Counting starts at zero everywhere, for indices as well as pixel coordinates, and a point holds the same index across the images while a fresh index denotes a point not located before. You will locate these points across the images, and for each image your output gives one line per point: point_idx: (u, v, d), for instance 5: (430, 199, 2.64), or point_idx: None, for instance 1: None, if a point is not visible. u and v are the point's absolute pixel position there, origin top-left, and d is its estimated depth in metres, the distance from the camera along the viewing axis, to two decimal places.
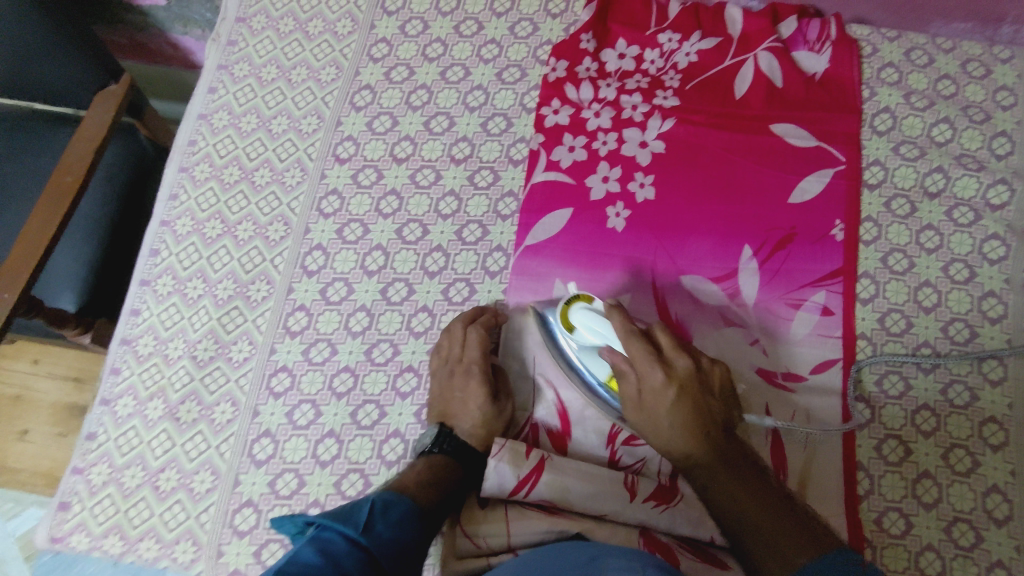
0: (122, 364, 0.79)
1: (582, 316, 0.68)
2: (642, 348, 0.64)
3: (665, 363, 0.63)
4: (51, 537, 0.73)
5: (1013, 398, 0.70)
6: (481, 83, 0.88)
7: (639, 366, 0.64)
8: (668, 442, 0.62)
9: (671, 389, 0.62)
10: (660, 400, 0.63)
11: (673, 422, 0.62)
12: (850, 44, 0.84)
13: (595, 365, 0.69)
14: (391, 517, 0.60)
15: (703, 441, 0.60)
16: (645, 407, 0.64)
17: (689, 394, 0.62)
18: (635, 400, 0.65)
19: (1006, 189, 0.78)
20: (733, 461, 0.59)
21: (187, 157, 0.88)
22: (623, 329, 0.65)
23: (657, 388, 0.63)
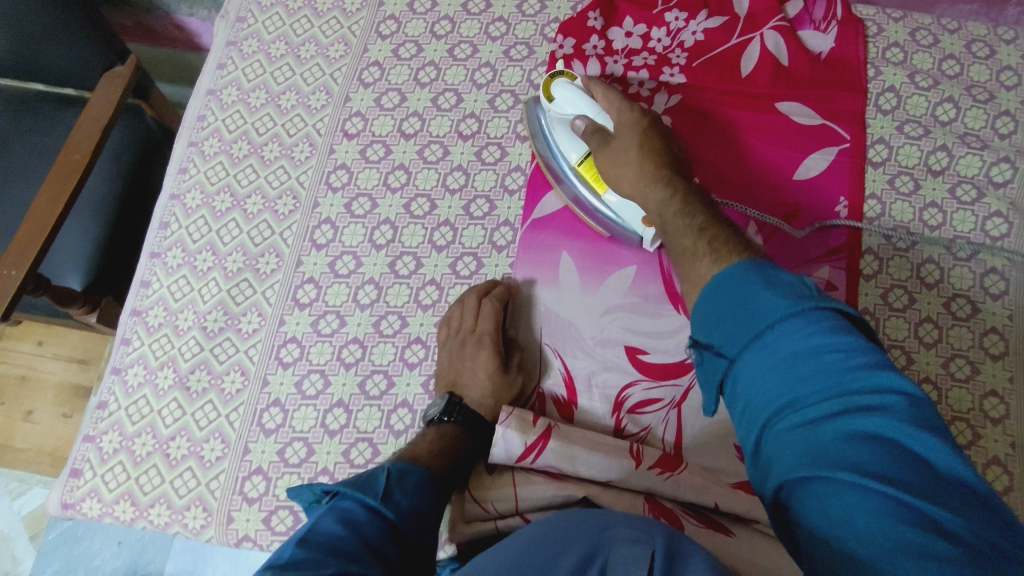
0: (132, 335, 0.80)
1: (563, 86, 0.74)
2: (619, 99, 0.73)
3: (637, 108, 0.72)
4: (63, 503, 0.75)
5: (1013, 372, 0.72)
6: (489, 60, 0.89)
7: (616, 114, 0.72)
8: (630, 168, 0.68)
9: (639, 128, 0.70)
10: (629, 137, 0.70)
11: (638, 147, 0.68)
12: (856, 24, 0.85)
13: (568, 145, 0.76)
14: (407, 486, 0.61)
15: (665, 164, 0.67)
16: (611, 148, 0.70)
17: (654, 131, 0.70)
18: (603, 146, 0.71)
19: (1009, 167, 0.79)
20: (685, 177, 0.67)
21: (197, 132, 0.89)
22: (603, 89, 0.73)
23: (627, 131, 0.70)
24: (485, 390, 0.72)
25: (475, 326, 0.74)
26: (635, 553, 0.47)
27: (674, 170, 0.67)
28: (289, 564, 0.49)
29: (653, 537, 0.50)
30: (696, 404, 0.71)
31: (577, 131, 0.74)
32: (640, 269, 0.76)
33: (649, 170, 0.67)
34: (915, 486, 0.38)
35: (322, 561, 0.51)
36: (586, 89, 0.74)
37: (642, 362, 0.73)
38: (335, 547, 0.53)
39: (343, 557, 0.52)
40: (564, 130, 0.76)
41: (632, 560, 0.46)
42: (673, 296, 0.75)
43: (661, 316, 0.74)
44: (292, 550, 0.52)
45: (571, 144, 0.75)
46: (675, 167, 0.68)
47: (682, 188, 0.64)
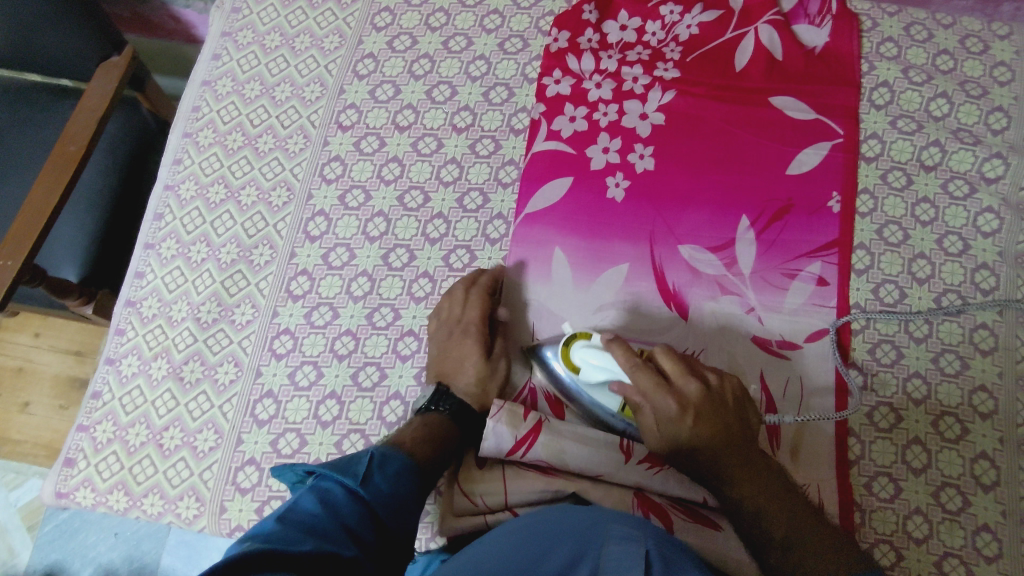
0: (126, 325, 0.81)
1: (587, 348, 0.65)
2: (651, 377, 0.61)
3: (678, 385, 0.61)
4: (56, 492, 0.75)
5: (1002, 367, 0.72)
6: (483, 53, 0.89)
7: (651, 397, 0.60)
8: (687, 460, 0.61)
9: (689, 417, 0.59)
10: (676, 425, 0.60)
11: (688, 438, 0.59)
12: (851, 18, 0.85)
13: (602, 397, 0.67)
14: (388, 471, 0.61)
15: (724, 447, 0.59)
16: (663, 429, 0.60)
17: (706, 419, 0.59)
18: (653, 430, 0.62)
19: (1001, 163, 0.79)
20: (757, 466, 0.59)
21: (191, 123, 0.89)
22: (630, 358, 0.62)
23: (675, 413, 0.59)
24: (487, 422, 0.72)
25: (465, 318, 0.73)
26: (630, 552, 0.46)
27: (738, 453, 0.59)
28: (265, 536, 0.49)
29: (645, 533, 0.50)
30: None
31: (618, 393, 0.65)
32: (632, 266, 0.77)
33: (717, 471, 0.59)
34: None
35: (296, 537, 0.51)
36: (605, 347, 0.64)
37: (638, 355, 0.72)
38: (311, 526, 0.53)
39: (318, 535, 0.52)
40: (596, 386, 0.66)
41: (626, 559, 0.46)
42: (666, 293, 0.76)
43: (653, 312, 0.75)
44: (270, 525, 0.52)
45: (607, 394, 0.66)
46: (743, 458, 0.59)
47: (764, 482, 0.58)
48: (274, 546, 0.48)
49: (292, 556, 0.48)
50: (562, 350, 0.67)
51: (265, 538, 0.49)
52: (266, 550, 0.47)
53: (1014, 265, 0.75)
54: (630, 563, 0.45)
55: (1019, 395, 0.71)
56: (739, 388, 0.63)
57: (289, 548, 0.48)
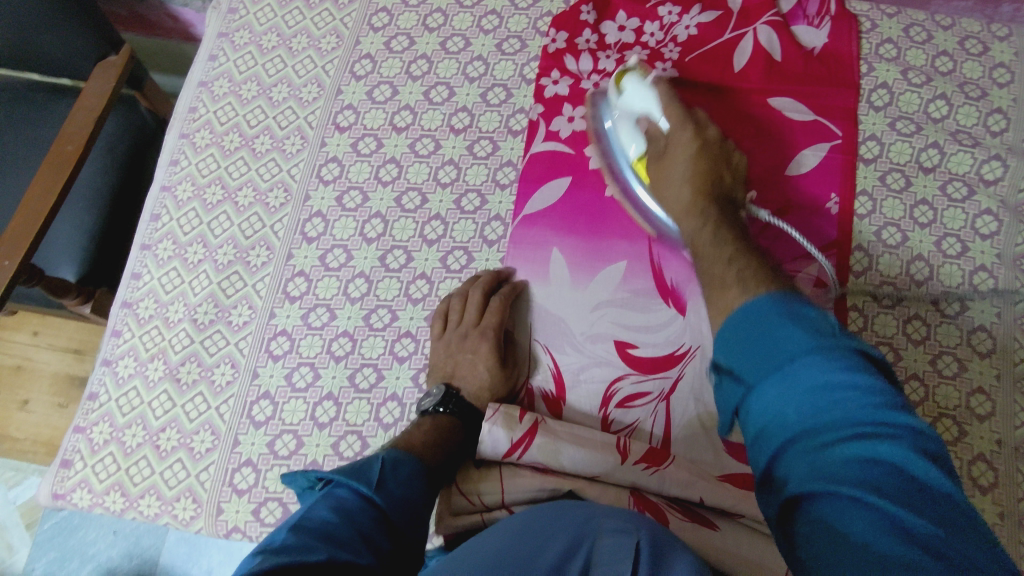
0: (123, 327, 0.81)
1: (632, 81, 0.75)
2: (678, 112, 0.72)
3: (695, 127, 0.71)
4: (53, 493, 0.75)
5: (1000, 369, 0.72)
6: (481, 53, 0.88)
7: (674, 128, 0.72)
8: (675, 190, 0.69)
9: (695, 146, 0.70)
10: (683, 148, 0.70)
11: (685, 164, 0.69)
12: (850, 19, 0.85)
13: (626, 134, 0.75)
14: (400, 476, 0.61)
15: (706, 187, 0.68)
16: (662, 165, 0.71)
17: (705, 157, 0.69)
18: (657, 158, 0.72)
19: (1000, 165, 0.79)
20: (726, 205, 0.67)
21: (188, 124, 0.89)
22: (666, 98, 0.73)
23: (678, 147, 0.70)
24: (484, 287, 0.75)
25: (479, 321, 0.74)
26: (621, 544, 0.48)
27: (717, 204, 0.67)
28: (279, 547, 0.48)
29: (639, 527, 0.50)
30: (686, 396, 0.71)
31: (638, 137, 0.74)
32: (630, 264, 0.76)
33: (690, 194, 0.68)
34: (893, 494, 0.40)
35: (312, 546, 0.49)
36: (652, 85, 0.74)
37: (633, 356, 0.73)
38: (327, 533, 0.52)
39: (335, 543, 0.51)
40: (627, 121, 0.75)
41: (618, 552, 0.47)
42: (664, 290, 0.75)
43: (651, 311, 0.75)
44: (284, 535, 0.50)
45: (631, 137, 0.75)
46: (717, 196, 0.67)
47: (714, 216, 0.65)
48: (290, 557, 0.47)
49: (308, 568, 0.47)
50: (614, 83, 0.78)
51: (282, 549, 0.48)
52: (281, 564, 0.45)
53: (1013, 267, 0.75)
54: (622, 554, 0.46)
55: (1017, 397, 0.71)
56: (745, 168, 0.72)
57: (305, 560, 0.47)
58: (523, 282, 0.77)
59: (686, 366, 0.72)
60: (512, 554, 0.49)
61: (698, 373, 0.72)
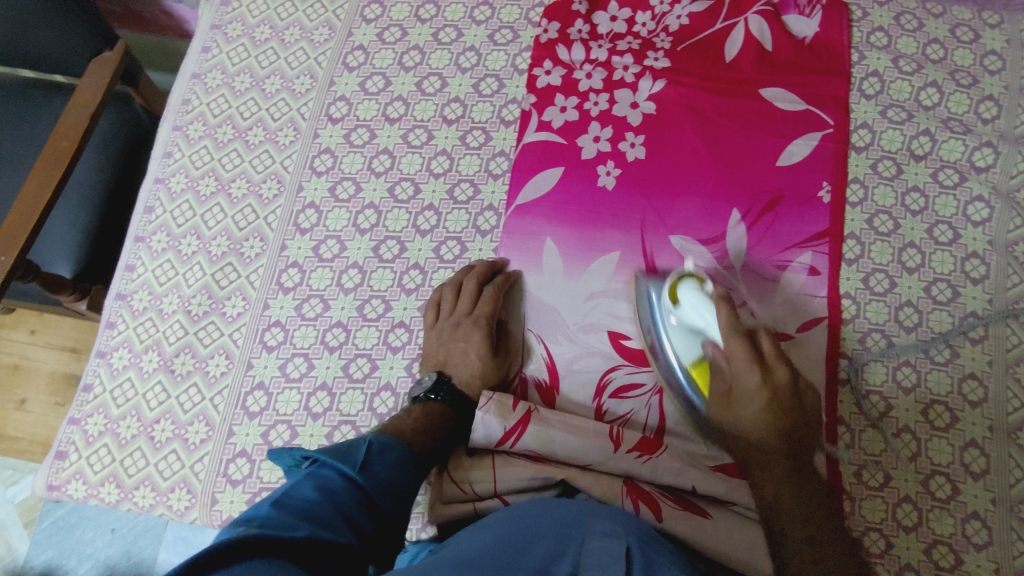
0: (117, 319, 0.81)
1: (692, 291, 0.69)
2: (742, 348, 0.62)
3: (765, 365, 0.62)
4: (48, 485, 0.75)
5: (992, 356, 0.72)
6: (473, 44, 0.88)
7: (737, 365, 0.63)
8: (743, 438, 0.62)
9: (765, 393, 0.61)
10: (748, 392, 0.62)
11: (749, 416, 0.61)
12: (841, 8, 0.85)
13: (682, 345, 0.69)
14: (387, 460, 0.61)
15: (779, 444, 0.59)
16: (727, 403, 0.64)
17: (770, 411, 0.60)
18: (723, 398, 0.64)
19: (991, 152, 0.79)
20: (802, 465, 0.59)
21: (181, 116, 0.89)
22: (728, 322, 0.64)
23: (744, 390, 0.62)
24: (485, 275, 0.76)
25: (471, 309, 0.74)
26: (609, 548, 0.47)
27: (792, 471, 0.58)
28: (261, 520, 0.49)
29: (628, 530, 0.50)
30: None
31: (698, 350, 0.68)
32: (623, 255, 0.77)
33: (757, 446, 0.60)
34: None
35: (294, 522, 0.50)
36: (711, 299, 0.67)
37: (626, 347, 0.73)
38: (308, 512, 0.52)
39: (316, 522, 0.52)
40: (684, 336, 0.69)
41: (607, 555, 0.46)
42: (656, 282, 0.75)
43: None
44: (267, 510, 0.51)
45: (685, 345, 0.69)
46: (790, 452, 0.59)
47: (792, 479, 0.58)
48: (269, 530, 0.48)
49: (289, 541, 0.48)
50: (672, 286, 0.71)
51: (262, 523, 0.48)
52: (264, 534, 0.46)
53: (1004, 254, 0.75)
54: (611, 554, 0.46)
55: (1009, 383, 0.71)
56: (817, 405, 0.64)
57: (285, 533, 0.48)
58: (517, 272, 0.77)
59: None
60: (498, 553, 0.49)
61: None
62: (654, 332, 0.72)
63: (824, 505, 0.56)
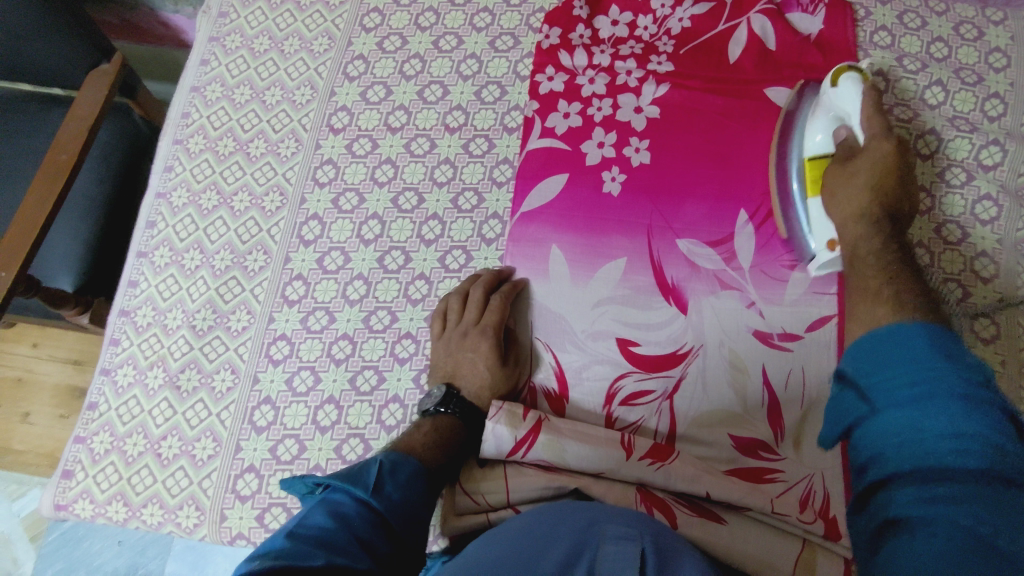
0: (121, 335, 0.80)
1: (850, 79, 0.72)
2: (881, 125, 0.69)
3: (897, 140, 0.68)
4: (55, 504, 0.74)
5: (1005, 354, 0.71)
6: (474, 51, 0.88)
7: (872, 140, 0.69)
8: (848, 196, 0.68)
9: (885, 163, 0.67)
10: (874, 158, 0.67)
11: (864, 176, 0.68)
12: (844, 7, 0.84)
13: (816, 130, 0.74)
14: (399, 478, 0.60)
15: (881, 218, 0.66)
16: (844, 171, 0.69)
17: (887, 171, 0.67)
18: (843, 164, 0.70)
19: (998, 150, 0.78)
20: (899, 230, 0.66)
21: (181, 130, 0.88)
22: (874, 108, 0.70)
23: (868, 156, 0.68)
24: (499, 286, 0.75)
25: (479, 319, 0.73)
26: (625, 552, 0.46)
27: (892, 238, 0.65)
28: (276, 554, 0.48)
29: (643, 534, 0.49)
30: (690, 393, 0.71)
31: (830, 136, 0.72)
32: (630, 260, 0.76)
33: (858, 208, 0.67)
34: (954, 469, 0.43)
35: (309, 553, 0.49)
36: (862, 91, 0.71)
37: (635, 354, 0.73)
38: (323, 540, 0.51)
39: (332, 550, 0.51)
40: (823, 116, 0.73)
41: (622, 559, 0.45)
42: (664, 287, 0.75)
43: (651, 308, 0.74)
44: (281, 542, 0.50)
45: (819, 130, 0.73)
46: (890, 219, 0.66)
47: (884, 233, 0.65)
48: (287, 563, 0.47)
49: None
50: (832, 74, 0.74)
51: (279, 556, 0.48)
52: None
53: (1014, 252, 0.75)
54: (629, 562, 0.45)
55: (1021, 381, 0.70)
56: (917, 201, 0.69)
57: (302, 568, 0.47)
58: (523, 281, 0.76)
59: (689, 365, 0.72)
60: (510, 562, 0.48)
61: (700, 370, 0.72)
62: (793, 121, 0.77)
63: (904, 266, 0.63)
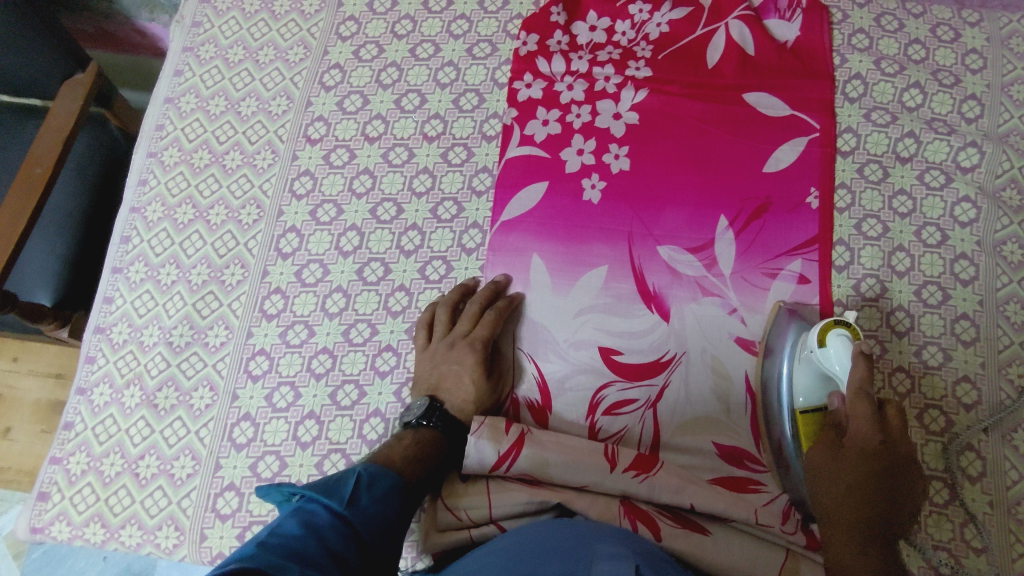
0: (97, 353, 0.79)
1: (838, 339, 0.62)
2: (869, 414, 0.60)
3: (887, 433, 0.60)
4: (31, 527, 0.73)
5: (985, 357, 0.71)
6: (452, 59, 0.87)
7: (860, 429, 0.60)
8: (828, 489, 0.60)
9: (873, 456, 0.59)
10: (859, 455, 0.60)
11: (845, 475, 0.60)
12: (821, 10, 0.84)
13: (801, 388, 0.65)
14: (375, 492, 0.60)
15: (866, 522, 0.57)
16: (832, 461, 0.61)
17: (875, 455, 0.59)
18: (832, 447, 0.62)
19: (976, 152, 0.78)
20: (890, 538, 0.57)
21: (156, 142, 0.87)
22: (863, 382, 0.61)
23: (856, 452, 0.60)
24: (496, 304, 0.74)
25: (469, 332, 0.73)
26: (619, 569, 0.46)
27: (878, 550, 0.56)
28: (248, 561, 0.47)
29: (632, 551, 0.49)
30: (674, 401, 0.71)
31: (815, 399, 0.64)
32: (612, 269, 0.75)
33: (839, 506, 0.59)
34: None
35: (280, 563, 0.48)
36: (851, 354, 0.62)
37: (618, 363, 0.72)
38: (295, 550, 0.50)
39: (303, 561, 0.50)
40: (808, 375, 0.65)
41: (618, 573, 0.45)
42: (646, 295, 0.74)
43: (633, 317, 0.74)
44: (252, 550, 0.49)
45: (805, 389, 0.65)
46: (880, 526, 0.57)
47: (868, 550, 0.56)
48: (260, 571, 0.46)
49: None
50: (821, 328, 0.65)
51: (250, 563, 0.46)
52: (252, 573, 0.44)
53: (993, 255, 0.75)
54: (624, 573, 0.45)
55: (1002, 383, 0.71)
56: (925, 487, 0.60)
57: (273, 575, 0.46)
58: (520, 295, 0.75)
59: (672, 373, 0.72)
60: None
61: (684, 379, 0.71)
62: (778, 365, 0.69)
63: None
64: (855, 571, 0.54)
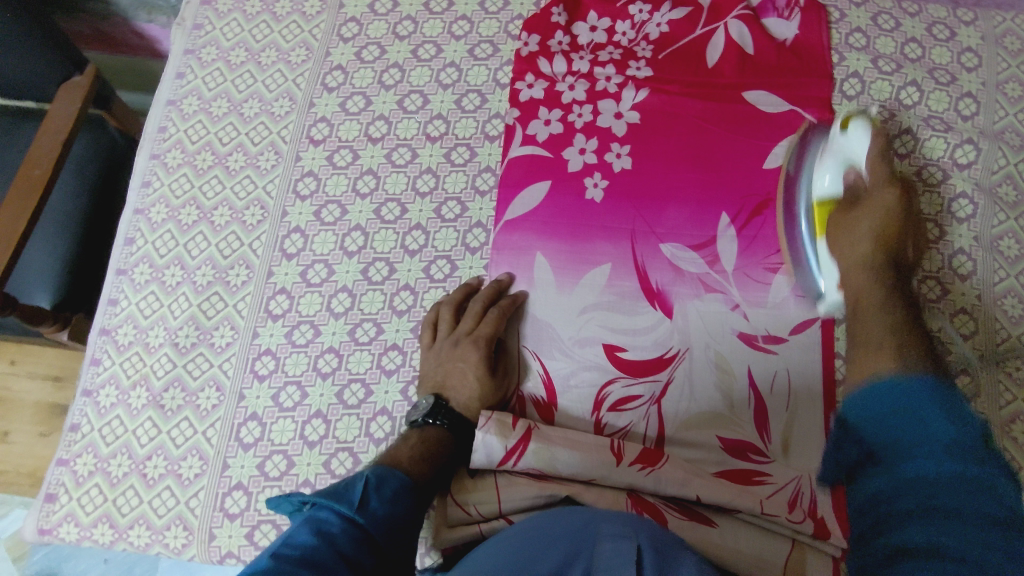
0: (102, 355, 0.79)
1: (860, 123, 0.73)
2: (886, 176, 0.71)
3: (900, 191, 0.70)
4: (39, 529, 0.73)
5: (983, 350, 0.72)
6: (454, 59, 0.88)
7: (879, 186, 0.71)
8: (853, 248, 0.69)
9: (890, 206, 0.69)
10: (880, 207, 0.69)
11: (865, 231, 0.69)
12: (818, 9, 0.85)
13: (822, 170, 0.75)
14: (384, 493, 0.60)
15: (886, 256, 0.68)
16: (851, 217, 0.71)
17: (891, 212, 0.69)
18: (851, 207, 0.71)
19: (973, 149, 0.80)
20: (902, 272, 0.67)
21: (158, 144, 0.87)
22: (882, 155, 0.71)
23: (875, 205, 0.70)
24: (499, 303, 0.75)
25: (472, 329, 0.73)
26: (621, 548, 0.47)
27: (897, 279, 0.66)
28: None
29: (638, 533, 0.49)
30: (678, 397, 0.71)
31: (839, 178, 0.73)
32: (616, 267, 0.76)
33: (865, 259, 0.68)
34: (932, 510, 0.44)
35: None
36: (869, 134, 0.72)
37: (623, 359, 0.73)
38: (310, 562, 0.51)
39: (318, 572, 0.50)
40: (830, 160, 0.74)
41: (619, 556, 0.46)
42: (649, 292, 0.75)
43: (637, 314, 0.74)
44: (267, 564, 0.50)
45: (826, 172, 0.74)
46: (896, 275, 0.67)
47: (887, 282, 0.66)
48: None
49: None
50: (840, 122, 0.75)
51: None
52: None
53: (990, 250, 0.76)
54: (624, 555, 0.46)
55: (1000, 375, 0.72)
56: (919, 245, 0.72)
57: None
58: (523, 293, 0.76)
59: (676, 368, 0.72)
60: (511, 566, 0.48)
61: (688, 375, 0.72)
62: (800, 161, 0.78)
63: (901, 312, 0.63)
64: (886, 296, 0.64)
